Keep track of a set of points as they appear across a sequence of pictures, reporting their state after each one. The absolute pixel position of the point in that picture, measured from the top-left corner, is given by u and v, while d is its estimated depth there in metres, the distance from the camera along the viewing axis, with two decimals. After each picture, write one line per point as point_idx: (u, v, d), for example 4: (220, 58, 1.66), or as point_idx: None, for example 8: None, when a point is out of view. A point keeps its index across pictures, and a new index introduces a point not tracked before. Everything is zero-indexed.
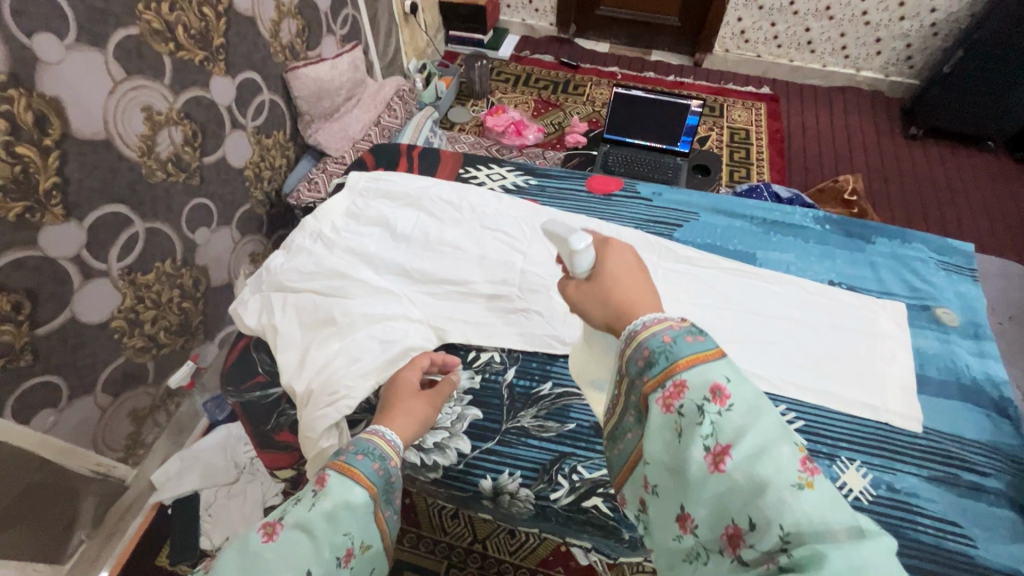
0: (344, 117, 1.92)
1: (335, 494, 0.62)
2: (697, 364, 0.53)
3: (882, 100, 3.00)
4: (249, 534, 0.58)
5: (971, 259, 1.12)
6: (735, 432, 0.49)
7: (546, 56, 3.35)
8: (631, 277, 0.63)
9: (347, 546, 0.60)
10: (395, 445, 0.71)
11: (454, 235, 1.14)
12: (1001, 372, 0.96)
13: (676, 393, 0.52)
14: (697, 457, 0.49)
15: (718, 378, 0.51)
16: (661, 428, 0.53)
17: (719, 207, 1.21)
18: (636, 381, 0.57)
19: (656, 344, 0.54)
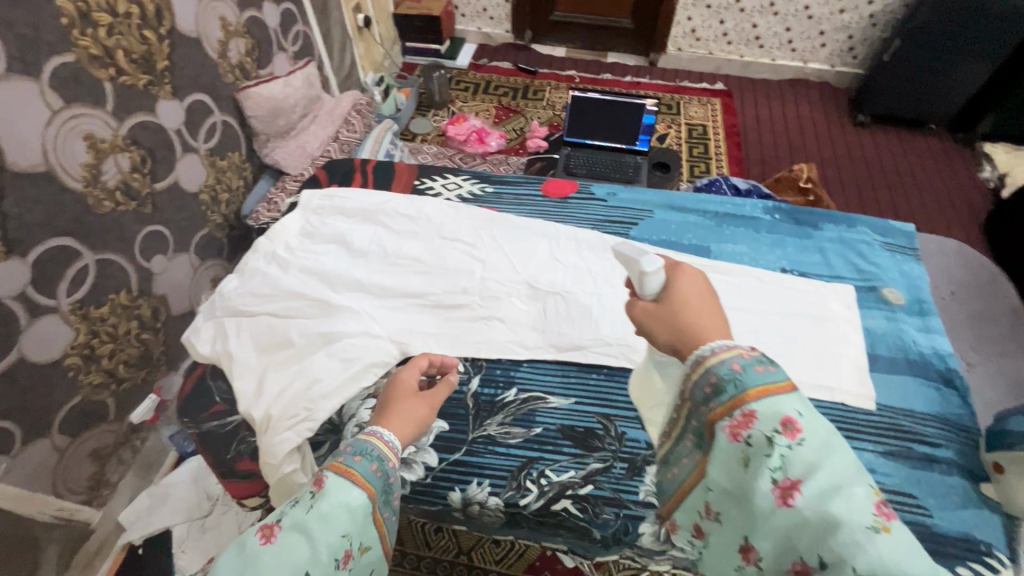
0: (301, 134, 1.89)
1: (333, 495, 0.60)
2: (768, 395, 0.50)
3: (830, 90, 3.11)
4: (246, 536, 0.57)
5: (912, 239, 1.17)
6: (806, 468, 0.48)
7: (504, 63, 3.37)
8: (703, 300, 0.60)
9: (346, 548, 0.59)
10: (395, 446, 0.68)
11: (412, 247, 1.13)
12: (945, 345, 1.00)
13: (744, 425, 0.50)
14: (765, 490, 0.49)
15: (790, 412, 0.49)
16: (725, 456, 0.52)
17: (673, 203, 1.23)
18: (700, 407, 0.55)
19: (726, 372, 0.52)
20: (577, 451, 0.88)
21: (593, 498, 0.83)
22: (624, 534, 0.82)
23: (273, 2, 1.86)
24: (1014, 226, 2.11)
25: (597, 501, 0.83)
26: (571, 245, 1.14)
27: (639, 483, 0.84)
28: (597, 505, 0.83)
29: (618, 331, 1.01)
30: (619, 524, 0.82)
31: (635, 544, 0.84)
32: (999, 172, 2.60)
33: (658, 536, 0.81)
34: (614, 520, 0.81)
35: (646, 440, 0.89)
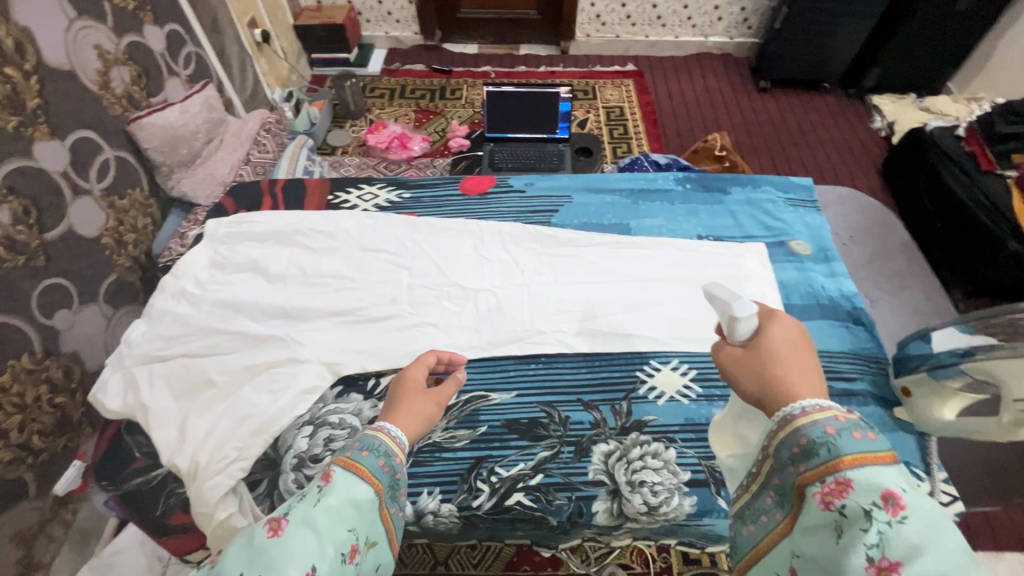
0: (208, 161, 1.78)
1: (340, 489, 0.56)
2: (866, 464, 0.48)
3: (731, 61, 3.28)
4: (254, 530, 0.52)
5: (811, 192, 1.25)
6: (907, 549, 0.43)
7: (418, 65, 3.32)
8: (796, 352, 0.58)
9: (353, 543, 0.55)
10: (401, 442, 0.65)
11: (333, 264, 1.09)
12: (850, 287, 1.08)
13: (838, 492, 0.48)
14: (857, 566, 0.45)
15: (891, 486, 0.46)
16: (819, 525, 0.50)
17: (591, 186, 1.25)
18: (788, 467, 0.53)
19: (817, 434, 0.51)
20: (524, 442, 0.88)
21: (544, 486, 0.84)
22: (579, 515, 0.83)
23: (155, 24, 1.74)
24: (900, 167, 2.31)
25: (549, 488, 0.84)
26: (496, 240, 1.14)
27: (587, 463, 0.86)
28: (549, 492, 0.83)
29: (551, 319, 1.02)
30: (573, 506, 0.82)
31: (593, 526, 0.84)
32: (887, 121, 2.83)
33: (611, 512, 0.83)
34: (567, 504, 0.82)
35: (589, 420, 0.91)
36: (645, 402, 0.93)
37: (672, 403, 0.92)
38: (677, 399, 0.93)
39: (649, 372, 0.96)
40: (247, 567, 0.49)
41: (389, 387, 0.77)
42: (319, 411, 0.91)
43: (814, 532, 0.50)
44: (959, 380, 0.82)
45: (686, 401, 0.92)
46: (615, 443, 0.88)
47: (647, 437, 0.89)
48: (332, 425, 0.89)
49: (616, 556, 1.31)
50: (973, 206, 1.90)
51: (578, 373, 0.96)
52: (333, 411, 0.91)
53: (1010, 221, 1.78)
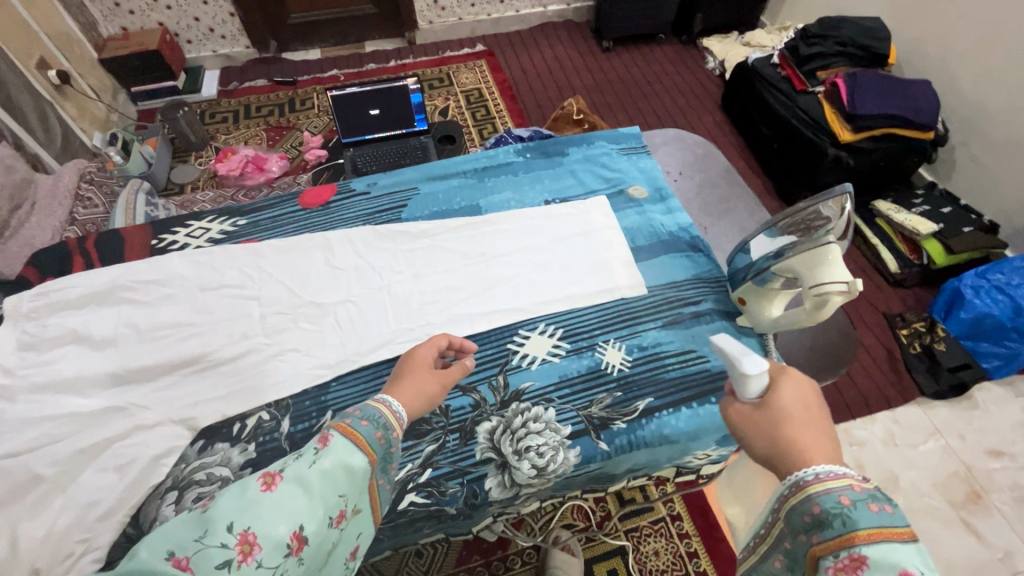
0: (19, 230, 1.59)
1: (335, 453, 0.57)
2: (882, 539, 0.46)
3: (574, 26, 3.44)
4: (247, 480, 0.53)
5: (639, 139, 1.33)
6: None
7: (259, 81, 3.11)
8: (810, 415, 0.57)
9: (341, 508, 0.56)
10: (400, 417, 0.67)
11: (171, 312, 1.00)
12: (685, 219, 1.17)
13: (852, 569, 0.46)
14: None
15: (910, 567, 0.44)
16: None
17: (435, 173, 1.24)
18: (801, 535, 0.51)
19: (832, 503, 0.48)
20: (408, 442, 0.87)
21: (435, 480, 0.84)
22: (476, 498, 0.83)
23: None
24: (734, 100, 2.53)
25: (439, 480, 0.84)
26: (346, 248, 1.10)
27: (473, 446, 0.87)
28: (441, 483, 0.83)
29: (416, 314, 1.01)
30: (467, 491, 0.83)
31: (493, 504, 0.86)
32: (719, 60, 3.13)
33: (504, 484, 0.84)
34: (461, 491, 0.83)
35: (469, 402, 0.91)
36: (520, 370, 0.95)
37: (545, 365, 0.96)
38: (549, 359, 0.96)
39: (519, 342, 0.98)
40: (236, 517, 0.50)
41: (399, 359, 0.80)
42: (183, 472, 0.84)
43: None
44: (777, 281, 0.92)
45: (558, 358, 0.96)
46: (497, 418, 0.90)
47: (527, 403, 0.91)
48: (199, 483, 0.82)
49: (558, 519, 1.38)
50: (797, 123, 2.13)
51: None
52: (197, 468, 0.84)
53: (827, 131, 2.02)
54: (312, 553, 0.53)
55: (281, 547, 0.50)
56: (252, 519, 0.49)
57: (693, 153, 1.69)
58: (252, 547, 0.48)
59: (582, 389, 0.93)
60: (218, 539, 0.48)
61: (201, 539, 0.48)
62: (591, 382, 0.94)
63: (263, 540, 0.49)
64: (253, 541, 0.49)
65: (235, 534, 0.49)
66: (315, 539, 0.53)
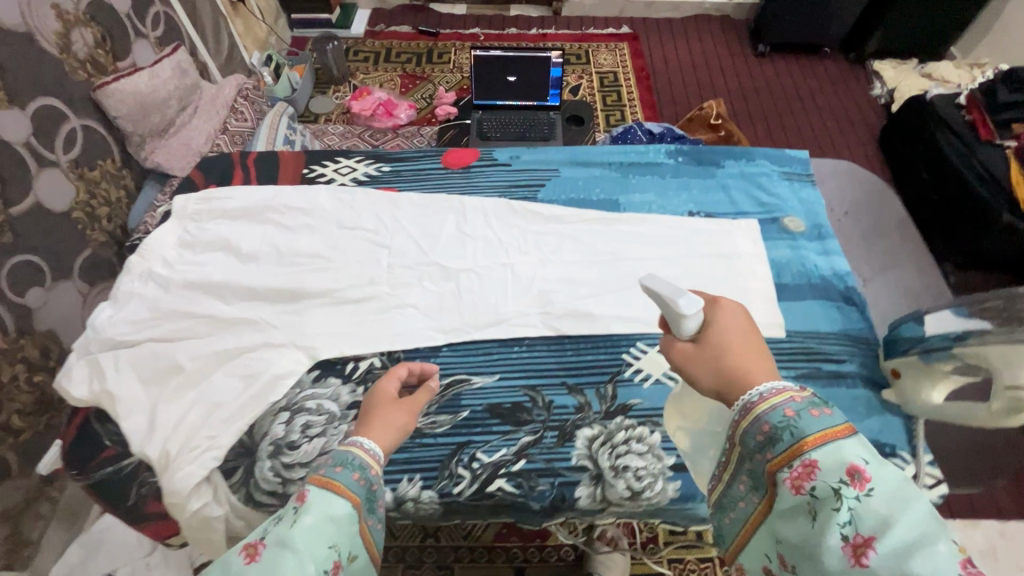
0: (183, 128, 1.77)
1: (317, 506, 0.56)
2: (827, 442, 0.53)
3: (729, 24, 3.30)
4: (227, 558, 0.51)
5: (807, 165, 1.19)
6: (878, 522, 0.48)
7: (404, 27, 3.24)
8: (743, 338, 0.63)
9: (336, 559, 0.55)
10: (378, 455, 0.66)
11: (310, 242, 1.05)
12: (843, 265, 1.05)
13: (806, 475, 0.52)
14: (835, 547, 0.48)
15: (854, 461, 0.51)
16: (794, 510, 0.53)
17: (578, 159, 1.19)
18: (756, 455, 0.57)
19: (779, 419, 0.55)
20: (506, 427, 0.86)
21: (527, 472, 0.82)
22: (563, 501, 0.81)
23: None
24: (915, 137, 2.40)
25: (531, 474, 0.82)
26: (478, 217, 1.09)
27: (570, 448, 0.84)
28: (531, 478, 0.82)
29: (536, 300, 0.99)
30: (557, 492, 0.81)
31: (576, 512, 0.83)
32: (888, 88, 2.89)
33: (594, 497, 0.82)
34: (550, 490, 0.81)
35: (573, 403, 0.89)
36: (631, 385, 0.91)
37: (659, 386, 0.91)
38: (664, 382, 0.91)
39: (635, 355, 0.94)
40: None
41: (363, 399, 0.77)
42: (297, 396, 0.88)
43: (789, 514, 0.54)
44: (950, 363, 0.80)
45: (674, 383, 0.91)
46: (600, 427, 0.87)
47: (632, 421, 0.87)
48: (309, 411, 0.87)
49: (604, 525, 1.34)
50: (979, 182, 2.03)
51: (563, 357, 0.94)
52: (310, 396, 0.88)
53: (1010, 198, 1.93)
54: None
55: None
56: None
57: (851, 195, 1.52)
58: None
59: None
60: None
61: None
62: None
63: None
64: None
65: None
66: None
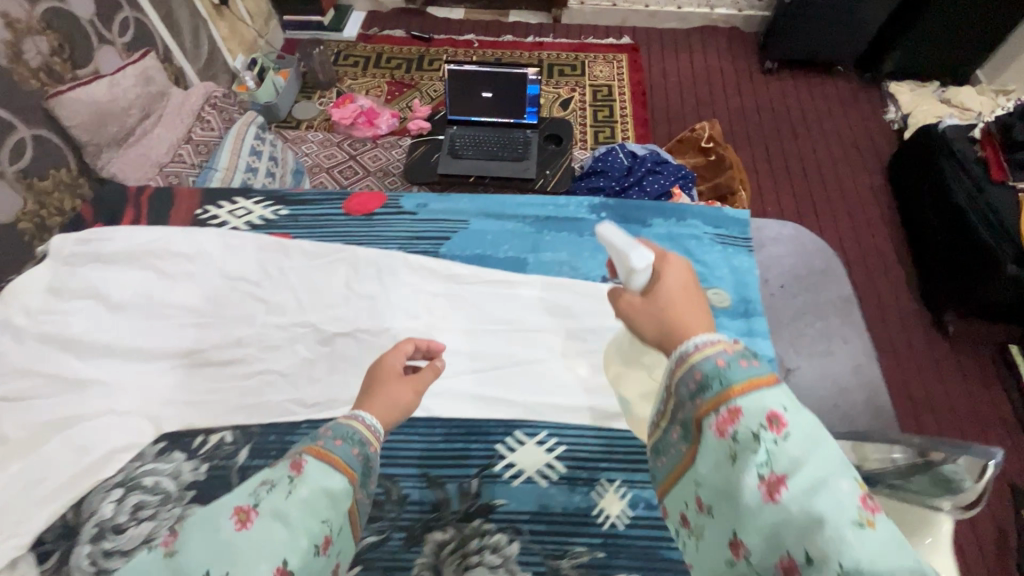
0: (144, 138, 1.70)
1: (312, 479, 0.55)
2: (754, 390, 0.51)
3: (738, 36, 3.10)
4: (220, 520, 0.50)
5: (745, 227, 1.07)
6: (792, 463, 0.47)
7: (397, 31, 3.16)
8: (686, 294, 0.62)
9: (326, 535, 0.54)
10: (376, 430, 0.66)
11: (187, 294, 0.98)
12: (766, 350, 0.93)
13: (729, 420, 0.51)
14: (751, 485, 0.48)
15: (775, 407, 0.50)
16: (714, 452, 0.53)
17: (492, 211, 1.10)
18: (687, 403, 0.55)
19: (710, 368, 0.53)
20: None
21: None
22: None
23: None
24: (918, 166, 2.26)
25: None
26: (371, 271, 1.01)
27: (415, 555, 0.76)
28: None
29: None
30: None
31: None
32: (902, 113, 2.68)
33: None
34: None
35: (430, 500, 0.80)
36: (498, 482, 0.82)
37: (529, 485, 0.81)
38: (536, 480, 0.81)
39: (510, 446, 0.85)
40: (212, 563, 0.47)
41: (368, 374, 0.77)
42: (134, 471, 0.82)
43: (710, 459, 0.53)
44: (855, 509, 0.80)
45: (546, 482, 0.81)
46: (454, 530, 0.78)
47: (491, 526, 0.78)
48: (144, 489, 0.80)
49: None
50: (982, 228, 1.91)
51: (430, 445, 0.85)
52: (148, 472, 0.82)
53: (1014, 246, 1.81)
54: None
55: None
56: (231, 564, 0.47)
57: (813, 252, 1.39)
58: None
59: (559, 532, 0.78)
60: None
61: None
62: (575, 528, 0.78)
63: None
64: None
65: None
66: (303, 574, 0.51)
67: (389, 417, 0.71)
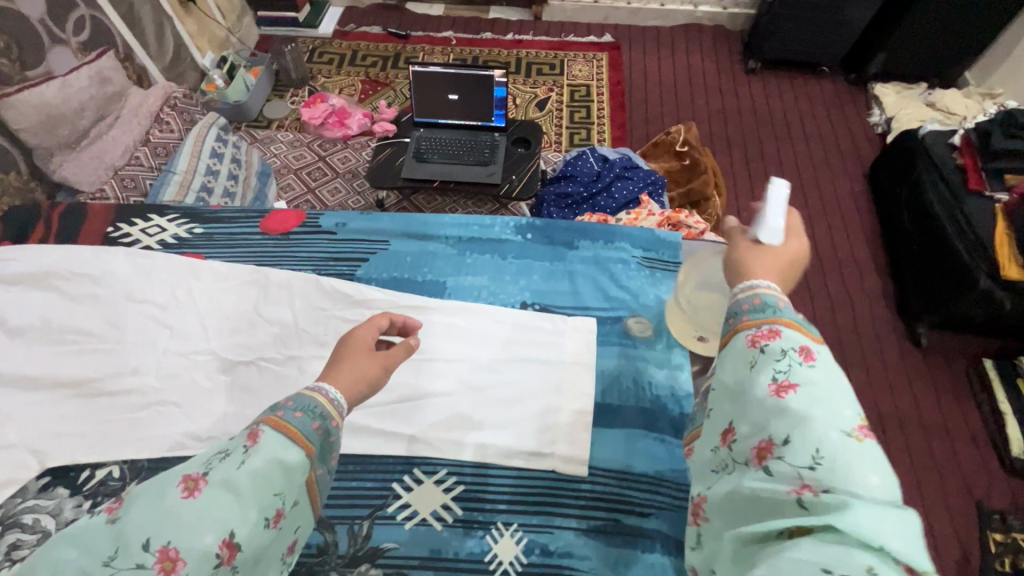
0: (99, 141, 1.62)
1: (266, 450, 0.54)
2: (794, 324, 0.59)
3: (723, 34, 3.01)
4: (166, 487, 0.49)
5: (676, 251, 1.04)
6: (807, 381, 0.55)
7: (374, 28, 3.09)
8: (783, 266, 0.67)
9: (279, 507, 0.53)
10: (339, 405, 0.62)
11: (86, 316, 0.93)
12: (686, 384, 0.88)
13: (767, 334, 0.59)
14: (764, 382, 0.56)
15: (810, 342, 0.58)
16: (740, 356, 0.60)
17: (414, 230, 1.07)
18: (731, 317, 0.64)
19: (772, 299, 0.61)
20: None
21: None
22: None
23: None
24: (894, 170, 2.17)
25: None
26: (281, 295, 0.97)
27: None
28: None
29: None
30: None
31: None
32: (886, 116, 2.57)
33: None
34: None
35: (317, 543, 0.76)
36: (391, 524, 0.78)
37: (422, 528, 0.77)
38: (430, 523, 0.78)
39: (407, 486, 0.81)
40: (153, 530, 0.47)
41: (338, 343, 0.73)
42: (14, 509, 0.78)
43: (733, 361, 0.61)
44: None
45: (440, 525, 0.78)
46: None
47: (378, 571, 0.74)
48: (21, 528, 0.76)
49: None
50: (957, 237, 1.80)
51: None
52: (28, 510, 0.78)
53: (988, 258, 1.70)
54: (247, 558, 0.50)
55: (209, 559, 0.47)
56: (172, 534, 0.46)
57: None
58: (173, 563, 0.46)
59: None
60: (133, 560, 0.45)
61: (111, 561, 0.45)
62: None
63: (186, 557, 0.46)
64: (175, 556, 0.46)
65: (154, 551, 0.46)
66: (249, 545, 0.50)
67: (355, 395, 0.66)
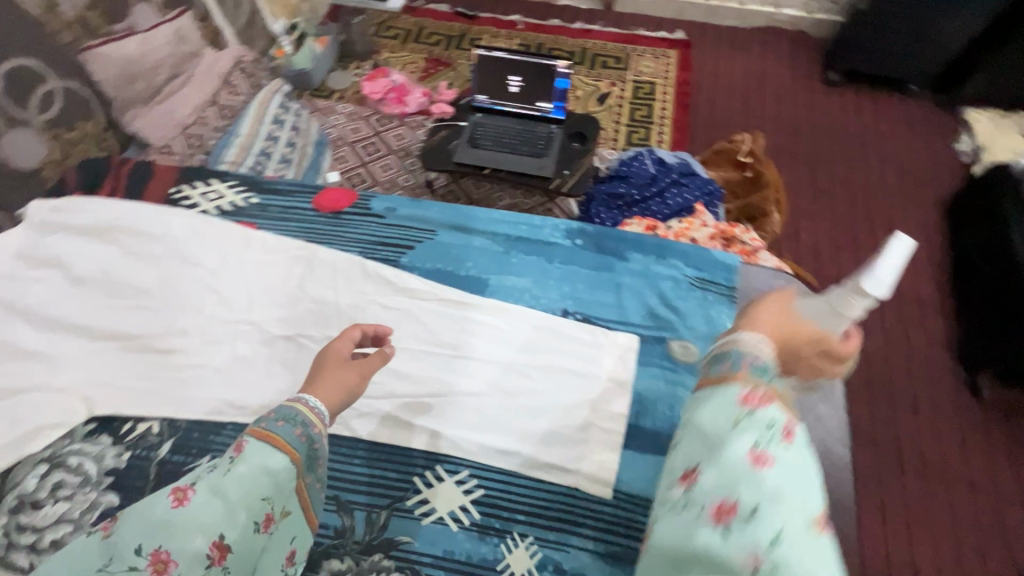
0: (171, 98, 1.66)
1: (252, 459, 0.61)
2: (781, 399, 0.60)
3: (804, 41, 2.83)
4: (158, 499, 0.57)
5: (732, 274, 0.99)
6: (783, 459, 0.55)
7: (442, 6, 3.07)
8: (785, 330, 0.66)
9: (267, 512, 0.61)
10: (321, 413, 0.69)
11: (142, 274, 0.97)
12: None
13: (759, 400, 0.59)
14: (746, 446, 0.56)
15: (792, 423, 0.58)
16: (726, 410, 0.59)
17: (462, 223, 1.06)
18: (727, 369, 0.62)
19: (769, 365, 0.61)
20: None
21: None
22: None
23: None
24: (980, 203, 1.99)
25: None
26: (326, 274, 0.98)
27: None
28: None
29: None
30: None
31: None
32: (976, 145, 2.37)
33: None
34: None
35: (335, 525, 0.78)
36: (408, 517, 0.79)
37: (438, 526, 0.78)
38: (446, 522, 0.78)
39: (428, 481, 0.81)
40: (146, 537, 0.55)
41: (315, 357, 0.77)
42: (62, 449, 0.83)
43: (718, 413, 0.60)
44: None
45: (456, 526, 0.78)
46: (351, 561, 0.75)
47: (390, 563, 0.76)
48: (67, 469, 0.81)
49: None
50: None
51: (347, 467, 0.82)
52: (74, 452, 0.83)
53: None
54: (237, 559, 0.58)
55: (201, 559, 0.55)
56: (162, 539, 0.54)
57: None
58: (163, 564, 0.54)
59: None
60: (129, 561, 0.54)
61: (106, 565, 0.54)
62: None
63: (178, 558, 0.54)
64: (166, 558, 0.54)
65: (146, 555, 0.54)
66: (240, 544, 0.58)
67: (338, 402, 0.71)
